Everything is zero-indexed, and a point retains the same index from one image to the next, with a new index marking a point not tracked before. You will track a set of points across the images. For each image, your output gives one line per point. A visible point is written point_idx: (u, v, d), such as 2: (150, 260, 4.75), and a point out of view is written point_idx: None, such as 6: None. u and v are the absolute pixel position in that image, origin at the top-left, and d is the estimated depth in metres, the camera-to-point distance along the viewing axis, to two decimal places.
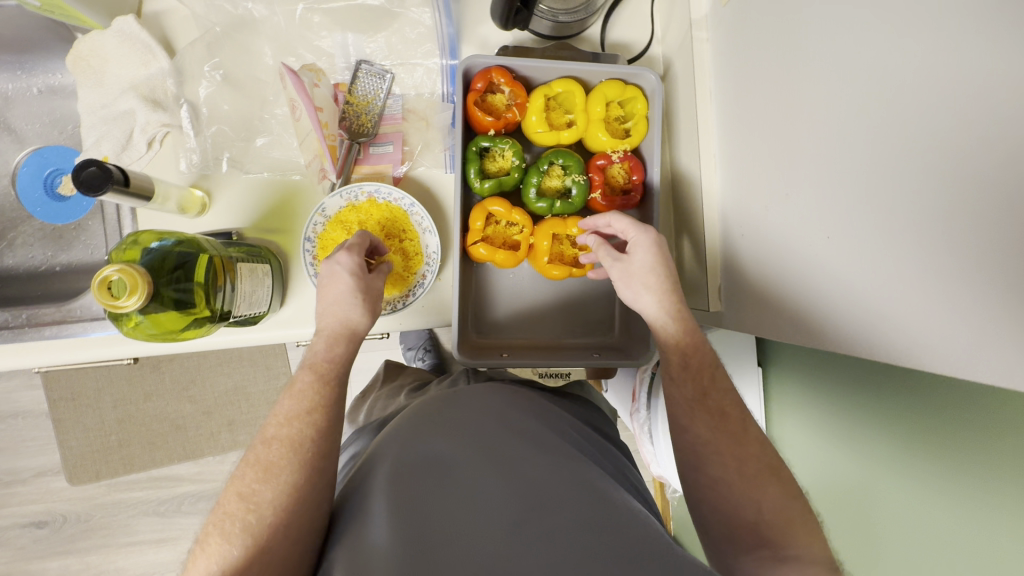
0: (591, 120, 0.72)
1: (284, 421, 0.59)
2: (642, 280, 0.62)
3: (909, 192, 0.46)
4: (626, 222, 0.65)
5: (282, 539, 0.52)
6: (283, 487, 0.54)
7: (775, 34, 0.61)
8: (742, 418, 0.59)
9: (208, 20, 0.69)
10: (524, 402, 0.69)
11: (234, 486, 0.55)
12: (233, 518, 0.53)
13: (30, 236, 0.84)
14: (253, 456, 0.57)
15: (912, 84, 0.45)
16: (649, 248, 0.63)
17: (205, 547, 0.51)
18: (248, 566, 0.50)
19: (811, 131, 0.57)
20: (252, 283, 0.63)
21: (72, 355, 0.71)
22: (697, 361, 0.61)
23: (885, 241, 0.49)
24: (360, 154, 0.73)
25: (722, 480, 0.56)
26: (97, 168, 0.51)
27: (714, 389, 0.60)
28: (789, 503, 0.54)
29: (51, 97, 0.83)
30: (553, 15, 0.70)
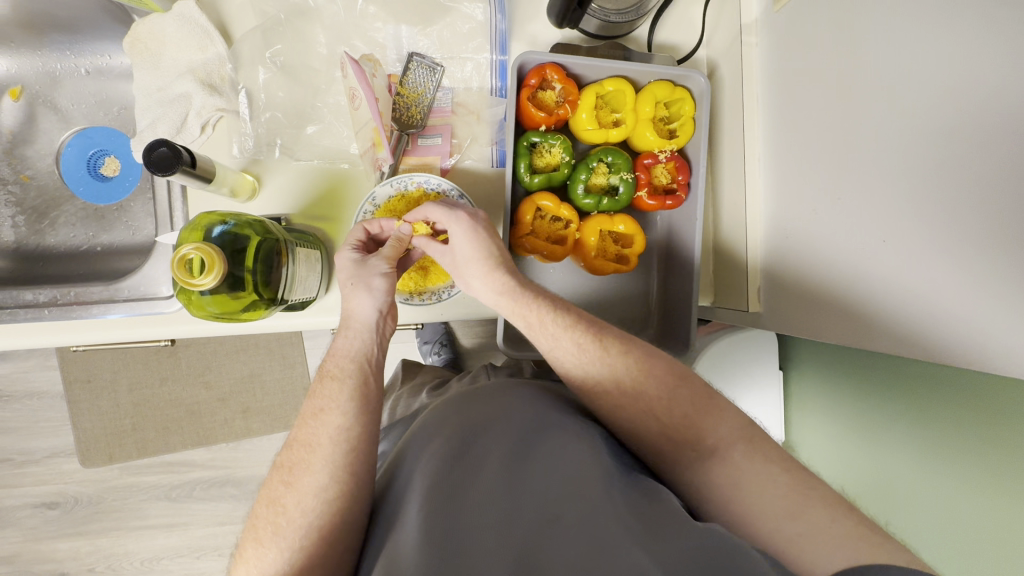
0: (640, 119, 0.73)
1: (304, 422, 0.60)
2: (465, 268, 0.66)
3: (970, 200, 0.48)
4: (437, 213, 0.65)
5: (316, 538, 0.55)
6: (307, 489, 0.56)
7: (832, 40, 0.61)
8: (599, 337, 0.62)
9: (266, 7, 0.70)
10: (551, 392, 0.70)
11: (267, 490, 0.58)
12: (265, 524, 0.56)
13: (72, 216, 0.84)
14: (281, 460, 0.60)
15: (978, 93, 0.46)
16: (461, 231, 0.64)
17: (245, 554, 0.55)
18: (284, 567, 0.53)
19: (865, 138, 0.58)
20: (306, 268, 0.64)
21: (121, 334, 0.72)
22: (529, 321, 0.64)
23: (939, 247, 0.51)
24: (408, 145, 0.73)
25: (614, 407, 0.60)
26: (167, 148, 0.52)
27: (562, 332, 0.63)
28: (675, 399, 0.58)
29: (99, 78, 0.83)
30: (605, 15, 0.71)
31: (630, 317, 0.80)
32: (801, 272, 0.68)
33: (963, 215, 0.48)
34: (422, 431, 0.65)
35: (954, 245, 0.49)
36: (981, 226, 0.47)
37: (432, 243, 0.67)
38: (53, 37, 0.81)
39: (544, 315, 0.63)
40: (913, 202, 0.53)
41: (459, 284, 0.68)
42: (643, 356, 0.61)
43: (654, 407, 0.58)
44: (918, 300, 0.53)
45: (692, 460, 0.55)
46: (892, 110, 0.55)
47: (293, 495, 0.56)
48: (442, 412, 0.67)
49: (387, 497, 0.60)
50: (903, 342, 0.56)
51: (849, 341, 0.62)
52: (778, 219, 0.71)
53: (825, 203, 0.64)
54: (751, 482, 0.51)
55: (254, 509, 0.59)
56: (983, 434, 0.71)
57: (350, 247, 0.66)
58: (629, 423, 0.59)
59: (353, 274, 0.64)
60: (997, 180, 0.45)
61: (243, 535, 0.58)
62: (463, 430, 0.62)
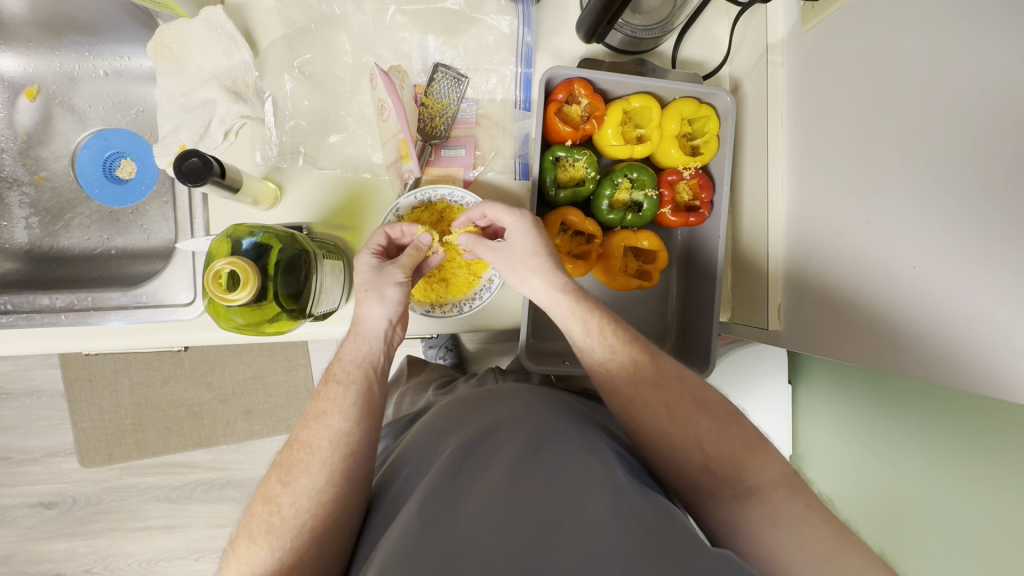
0: (664, 136, 0.73)
1: (306, 423, 0.59)
2: (525, 262, 0.64)
3: (998, 231, 0.48)
4: (501, 210, 0.66)
5: (309, 539, 0.54)
6: (303, 490, 0.55)
7: (860, 64, 0.62)
8: (652, 359, 0.61)
9: (292, 14, 0.70)
10: (556, 403, 0.69)
11: (263, 487, 0.57)
12: (257, 521, 0.55)
13: (87, 218, 0.83)
14: (279, 459, 0.58)
15: (1008, 124, 0.46)
16: (522, 226, 0.65)
17: (235, 551, 0.54)
18: (274, 569, 0.52)
19: (893, 163, 0.58)
20: (331, 279, 0.64)
21: (137, 340, 0.71)
22: (588, 323, 0.62)
23: (964, 276, 0.51)
24: (432, 156, 0.73)
25: (660, 431, 0.58)
26: (199, 159, 0.52)
27: (620, 346, 0.62)
28: (721, 431, 0.57)
29: (117, 79, 0.82)
30: (631, 30, 0.71)
31: (648, 331, 0.80)
32: (824, 292, 0.68)
33: (989, 245, 0.49)
34: (427, 441, 0.65)
35: (977, 275, 0.50)
36: (1007, 256, 0.47)
37: (482, 243, 0.66)
38: (71, 37, 0.79)
39: (601, 320, 0.63)
40: (939, 229, 0.53)
41: (511, 284, 0.66)
42: (690, 383, 0.60)
43: (695, 439, 0.56)
44: (942, 326, 0.54)
45: (732, 497, 0.54)
46: (921, 137, 0.55)
47: (288, 494, 0.55)
48: (445, 422, 0.67)
49: (383, 505, 0.59)
50: (926, 368, 0.56)
51: (872, 362, 0.62)
52: (800, 238, 0.72)
53: (847, 223, 0.64)
54: (762, 508, 0.52)
55: (248, 508, 0.57)
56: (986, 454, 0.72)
57: (369, 252, 0.66)
58: (669, 447, 0.58)
59: (368, 281, 0.64)
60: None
61: (236, 533, 0.57)
62: (473, 438, 0.61)
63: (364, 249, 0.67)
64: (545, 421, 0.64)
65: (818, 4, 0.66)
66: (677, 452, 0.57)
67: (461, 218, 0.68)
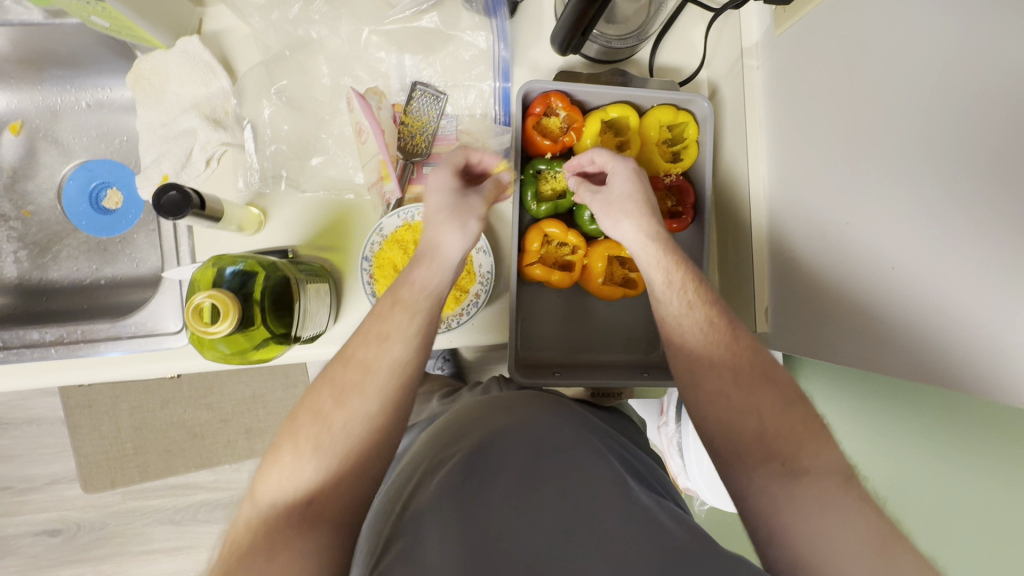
0: (645, 144, 0.73)
1: (363, 341, 0.55)
2: (619, 204, 0.63)
3: (977, 238, 0.47)
4: (607, 155, 0.66)
5: (354, 467, 0.51)
6: (357, 414, 0.52)
7: (832, 65, 0.62)
8: (730, 323, 0.56)
9: (268, 40, 0.70)
10: (561, 410, 0.67)
11: (311, 400, 0.52)
12: (304, 436, 0.50)
13: (75, 249, 0.83)
14: (330, 373, 0.54)
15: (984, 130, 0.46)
16: (624, 171, 0.64)
17: (277, 461, 0.50)
18: (318, 494, 0.49)
19: (870, 169, 0.58)
20: (316, 302, 0.64)
21: (129, 370, 0.72)
22: (671, 277, 0.59)
23: (940, 282, 0.51)
24: (414, 174, 0.73)
25: (720, 391, 0.53)
26: (177, 193, 0.52)
27: (698, 303, 0.57)
28: (786, 408, 0.51)
29: (100, 111, 0.83)
30: (607, 40, 0.73)
31: (639, 338, 0.80)
32: (809, 295, 0.68)
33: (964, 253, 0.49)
34: (429, 452, 0.64)
35: (953, 282, 0.50)
36: (978, 263, 0.47)
37: (586, 184, 0.66)
38: (52, 72, 0.80)
39: (690, 279, 0.59)
40: (915, 233, 0.53)
41: (606, 227, 0.65)
42: (765, 356, 0.55)
43: (728, 418, 0.52)
44: (920, 329, 0.54)
45: (780, 474, 0.48)
46: (899, 142, 0.55)
47: (342, 416, 0.51)
48: (449, 431, 0.66)
49: (388, 513, 0.59)
50: (907, 370, 0.56)
51: (856, 364, 0.62)
52: (784, 243, 0.72)
53: (827, 229, 0.64)
54: (810, 488, 0.47)
55: (291, 414, 0.53)
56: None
57: (450, 172, 0.64)
58: (722, 409, 0.53)
59: (451, 206, 0.61)
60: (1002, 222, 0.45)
61: (275, 440, 0.52)
62: (477, 442, 0.60)
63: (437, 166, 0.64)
64: (551, 429, 0.63)
65: (789, 7, 0.66)
66: (719, 425, 0.52)
67: (572, 161, 0.69)
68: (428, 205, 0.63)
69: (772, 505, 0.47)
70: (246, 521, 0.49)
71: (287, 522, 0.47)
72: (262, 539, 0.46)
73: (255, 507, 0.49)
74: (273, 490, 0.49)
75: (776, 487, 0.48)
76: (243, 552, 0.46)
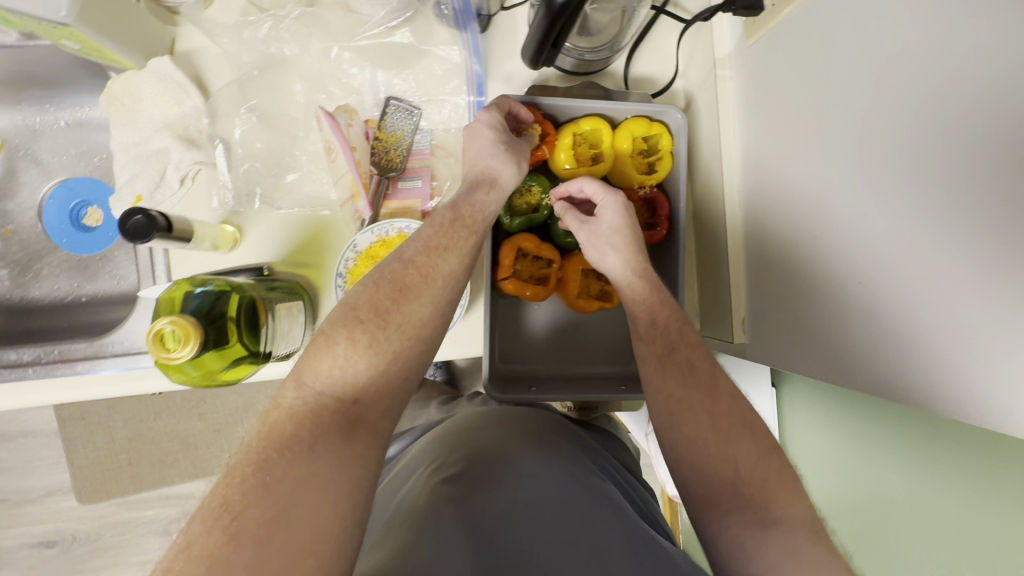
0: (619, 156, 0.74)
1: (423, 250, 0.56)
2: (607, 238, 0.66)
3: (950, 276, 0.47)
4: (596, 186, 0.69)
5: (404, 365, 0.51)
6: (415, 317, 0.53)
7: (802, 79, 0.62)
8: (710, 368, 0.56)
9: (241, 60, 0.70)
10: (558, 434, 0.68)
11: (366, 297, 0.52)
12: (360, 329, 0.50)
13: (56, 267, 0.84)
14: (389, 272, 0.54)
15: (955, 161, 0.46)
16: (614, 207, 0.68)
17: (331, 347, 0.48)
18: (371, 384, 0.48)
19: (843, 198, 0.58)
20: (288, 321, 0.65)
21: (104, 391, 0.71)
22: (655, 315, 0.61)
23: (914, 319, 0.51)
24: (389, 189, 0.73)
25: (697, 434, 0.52)
26: (142, 216, 0.53)
27: (679, 342, 0.58)
28: (762, 458, 0.51)
29: (79, 130, 0.84)
30: (580, 53, 0.74)
31: (618, 351, 0.80)
32: (783, 307, 0.68)
33: (936, 290, 0.48)
34: (432, 456, 0.65)
35: (919, 310, 0.50)
36: (942, 286, 0.48)
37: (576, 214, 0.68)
38: (31, 92, 0.81)
39: (679, 324, 0.60)
40: (883, 249, 0.53)
41: (591, 259, 0.68)
42: (743, 405, 0.54)
43: (701, 462, 0.51)
44: (887, 345, 0.54)
45: (751, 523, 0.48)
46: (871, 174, 0.54)
47: (399, 317, 0.52)
48: (444, 443, 0.66)
49: (379, 519, 0.58)
50: (878, 385, 0.56)
51: (828, 378, 0.63)
52: (759, 255, 0.71)
53: (802, 254, 0.64)
54: (778, 539, 0.47)
55: (340, 307, 0.52)
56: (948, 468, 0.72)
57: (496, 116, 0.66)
58: (699, 455, 0.52)
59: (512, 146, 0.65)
60: (975, 263, 0.45)
61: (323, 330, 0.50)
62: (474, 454, 0.62)
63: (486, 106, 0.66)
64: (543, 447, 0.64)
65: (760, 16, 0.67)
66: (694, 469, 0.52)
67: (560, 187, 0.72)
68: (475, 144, 0.65)
69: (743, 553, 0.47)
70: (284, 408, 0.45)
71: (332, 416, 0.45)
72: (307, 426, 0.43)
73: (299, 392, 0.46)
74: (324, 378, 0.47)
75: (747, 538, 0.48)
76: (284, 439, 0.42)
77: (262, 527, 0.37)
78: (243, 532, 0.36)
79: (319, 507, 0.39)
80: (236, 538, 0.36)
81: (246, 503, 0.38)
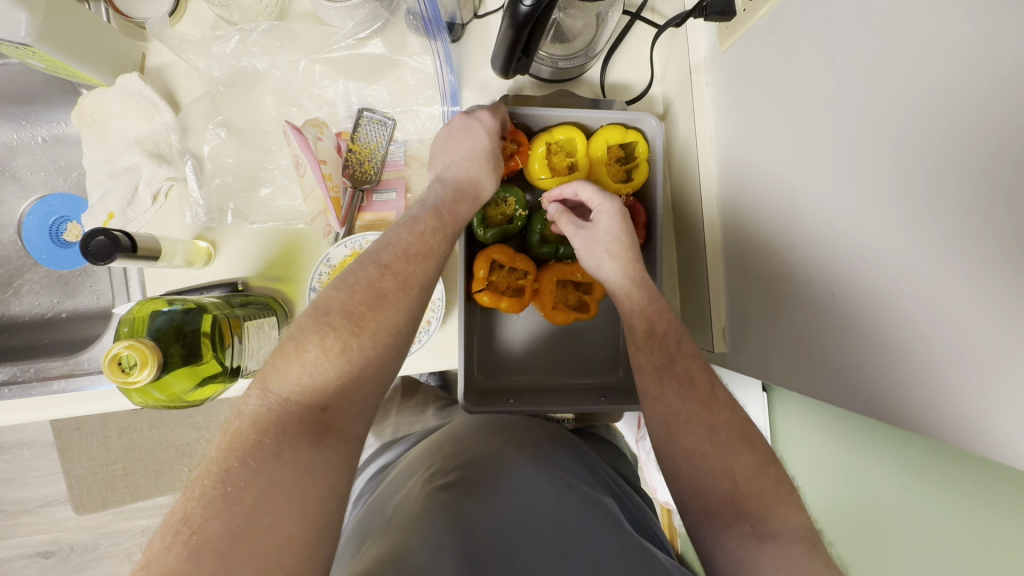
0: (593, 164, 0.73)
1: (401, 253, 0.55)
2: (605, 245, 0.65)
3: (939, 298, 0.44)
4: (591, 190, 0.68)
5: (371, 376, 0.48)
6: (388, 323, 0.50)
7: (775, 84, 0.61)
8: (709, 380, 0.55)
9: (211, 74, 0.70)
10: (551, 443, 0.67)
11: (339, 302, 0.49)
12: (334, 334, 0.47)
13: (37, 283, 0.84)
14: (365, 276, 0.52)
15: (933, 178, 0.44)
16: (610, 211, 0.66)
17: (300, 354, 0.45)
18: (338, 394, 0.45)
19: (825, 216, 0.56)
20: (257, 339, 0.64)
21: (80, 409, 0.71)
22: (654, 325, 0.60)
23: (904, 340, 0.48)
24: (363, 202, 0.73)
25: (696, 446, 0.51)
26: (104, 237, 0.52)
27: (678, 353, 0.57)
28: (761, 471, 0.50)
29: (56, 146, 0.84)
30: (553, 61, 0.73)
31: (599, 360, 0.79)
32: (762, 316, 0.67)
33: (926, 311, 0.46)
34: (426, 465, 0.63)
35: (892, 321, 0.49)
36: (912, 298, 0.47)
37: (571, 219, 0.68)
38: (6, 109, 0.81)
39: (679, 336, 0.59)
40: (855, 259, 0.52)
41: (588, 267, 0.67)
42: (744, 417, 0.54)
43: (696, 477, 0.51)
44: (862, 356, 0.53)
45: (748, 535, 0.47)
46: (845, 183, 0.53)
47: (375, 323, 0.50)
48: (435, 452, 0.65)
49: (371, 522, 0.57)
50: (855, 396, 0.55)
51: (807, 388, 0.62)
52: (739, 262, 0.70)
53: (785, 267, 0.62)
54: (776, 554, 0.45)
55: (312, 312, 0.49)
56: (944, 488, 0.70)
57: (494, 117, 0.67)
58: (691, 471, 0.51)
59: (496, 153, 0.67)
60: (961, 286, 0.42)
61: (290, 335, 0.47)
62: (467, 463, 0.60)
63: (486, 108, 0.67)
64: (535, 458, 0.62)
65: (731, 23, 0.65)
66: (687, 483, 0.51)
67: (553, 189, 0.72)
68: (466, 144, 0.65)
69: (738, 566, 0.47)
70: (250, 415, 0.42)
71: (299, 423, 0.42)
72: (271, 432, 0.41)
73: (263, 400, 0.43)
74: (292, 385, 0.44)
75: (743, 550, 0.47)
76: (248, 448, 0.39)
77: (224, 542, 0.34)
78: (204, 548, 0.33)
79: (288, 516, 0.37)
80: (196, 554, 0.33)
81: (206, 516, 0.35)
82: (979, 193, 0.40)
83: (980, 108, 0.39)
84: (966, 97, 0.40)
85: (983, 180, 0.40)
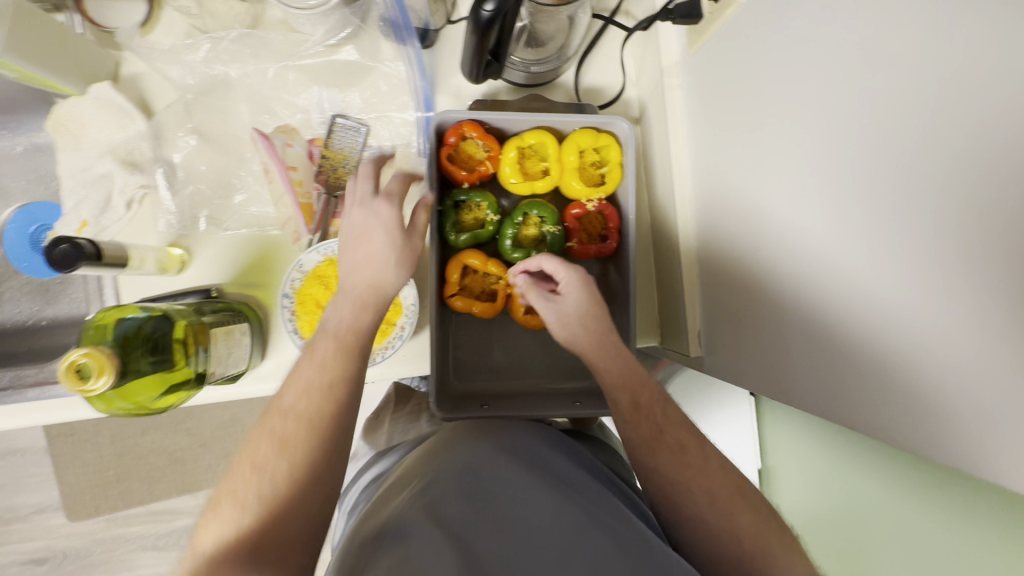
0: (565, 168, 0.73)
1: (303, 390, 0.51)
2: (578, 322, 0.63)
3: (906, 320, 0.42)
4: (556, 263, 0.67)
5: (290, 515, 0.46)
6: (298, 463, 0.47)
7: (738, 87, 0.60)
8: (700, 445, 0.56)
9: (182, 83, 0.70)
10: (539, 444, 0.65)
11: (253, 455, 0.48)
12: (249, 489, 0.46)
13: (17, 291, 0.85)
14: (269, 424, 0.50)
15: (895, 193, 0.42)
16: (577, 282, 0.65)
17: (217, 514, 0.46)
18: (260, 540, 0.44)
19: (793, 230, 0.54)
20: (228, 346, 0.63)
21: (53, 416, 0.70)
22: (637, 399, 0.59)
23: (867, 349, 0.47)
24: (337, 207, 0.72)
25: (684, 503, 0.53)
26: (68, 246, 0.52)
27: (665, 423, 0.57)
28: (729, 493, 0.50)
29: (36, 155, 0.84)
30: (525, 66, 0.74)
31: (577, 365, 0.78)
32: (735, 321, 0.66)
33: (891, 327, 0.44)
34: (414, 473, 0.61)
35: (849, 324, 0.48)
36: (866, 299, 0.46)
37: (538, 293, 0.66)
38: None
39: (655, 405, 0.58)
40: (813, 261, 0.52)
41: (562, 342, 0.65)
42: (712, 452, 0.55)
43: None
44: (821, 361, 0.52)
45: None
46: (805, 185, 0.52)
47: (285, 469, 0.47)
48: (422, 459, 0.63)
49: (358, 534, 0.55)
50: (820, 403, 0.54)
51: (778, 395, 0.61)
52: (714, 267, 0.69)
53: (756, 272, 0.61)
54: None
55: (234, 465, 0.49)
56: (936, 500, 0.68)
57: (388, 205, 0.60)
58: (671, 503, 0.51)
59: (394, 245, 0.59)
60: (929, 307, 0.40)
61: (218, 491, 0.48)
62: (448, 467, 0.58)
63: (386, 197, 0.60)
64: (528, 465, 0.59)
65: (699, 25, 0.65)
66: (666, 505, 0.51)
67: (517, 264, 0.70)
68: (364, 245, 0.58)
69: None
70: None
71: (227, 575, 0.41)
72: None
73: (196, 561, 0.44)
74: (210, 546, 0.44)
75: None
76: None
77: None
78: None
79: None
80: None
81: None
82: (933, 208, 0.39)
83: (929, 104, 0.38)
84: (912, 94, 0.39)
85: (932, 190, 0.39)
